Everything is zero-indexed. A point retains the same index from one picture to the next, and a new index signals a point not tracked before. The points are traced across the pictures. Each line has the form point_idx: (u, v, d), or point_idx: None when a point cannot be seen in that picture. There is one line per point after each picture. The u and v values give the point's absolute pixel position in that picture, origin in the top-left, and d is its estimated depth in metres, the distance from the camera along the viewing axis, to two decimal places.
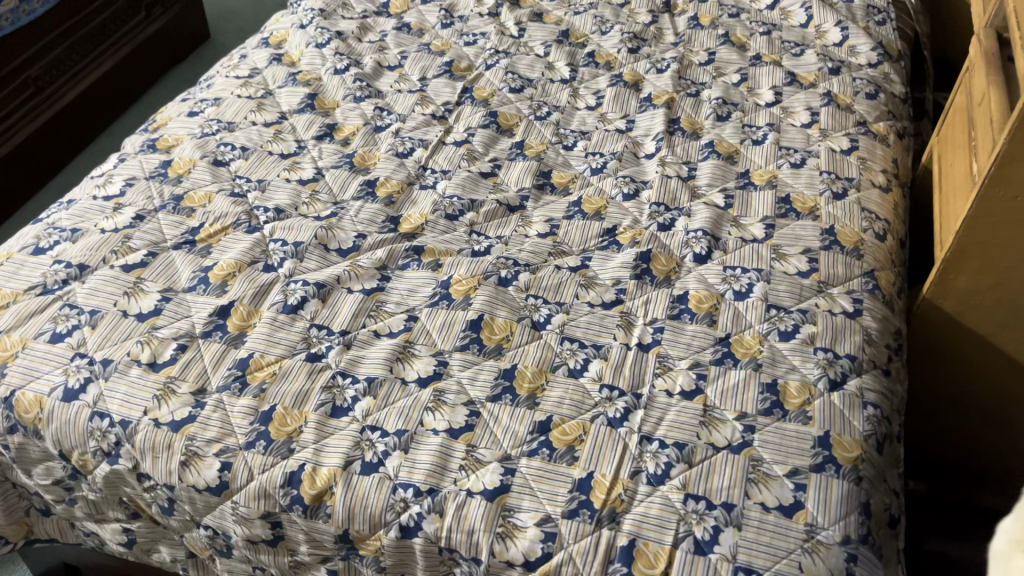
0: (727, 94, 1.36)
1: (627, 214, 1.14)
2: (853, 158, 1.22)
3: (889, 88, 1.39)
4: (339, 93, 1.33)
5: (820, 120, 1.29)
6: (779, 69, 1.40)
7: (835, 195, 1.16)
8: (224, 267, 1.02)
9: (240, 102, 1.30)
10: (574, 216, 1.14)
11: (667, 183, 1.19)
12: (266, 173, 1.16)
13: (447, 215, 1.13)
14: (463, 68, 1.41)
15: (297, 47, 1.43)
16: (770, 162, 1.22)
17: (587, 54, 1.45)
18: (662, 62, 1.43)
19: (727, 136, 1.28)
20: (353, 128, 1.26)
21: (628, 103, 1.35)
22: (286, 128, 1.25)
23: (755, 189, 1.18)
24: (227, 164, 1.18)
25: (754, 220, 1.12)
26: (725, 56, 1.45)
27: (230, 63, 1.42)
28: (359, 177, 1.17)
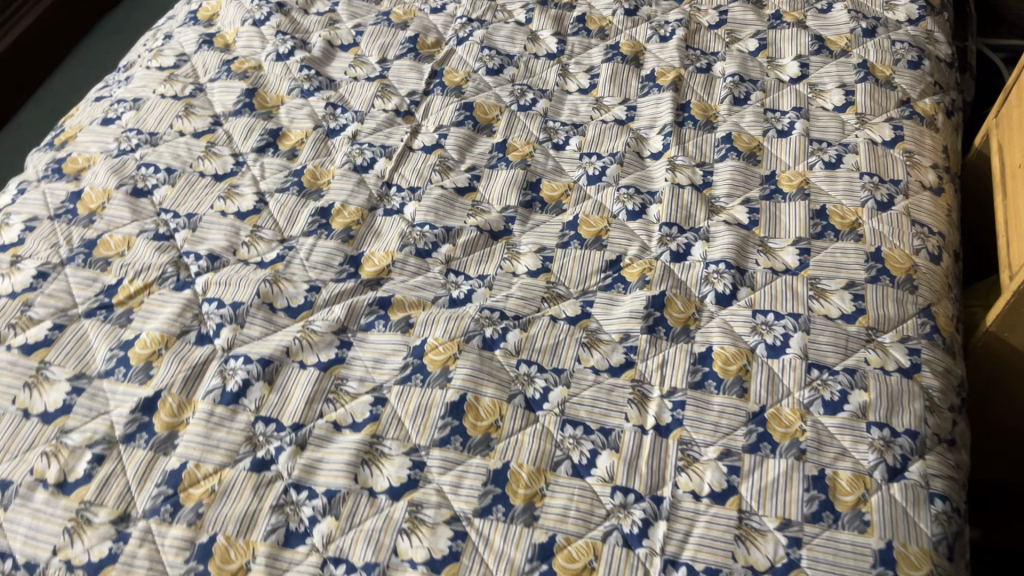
0: (744, 69, 1.15)
1: (633, 240, 0.96)
2: (899, 153, 1.03)
3: (933, 50, 1.18)
4: (283, 86, 1.11)
5: (856, 100, 1.09)
6: (804, 33, 1.19)
7: (879, 204, 0.97)
8: (147, 343, 0.83)
9: (164, 103, 1.08)
10: (570, 244, 0.96)
11: (679, 194, 0.99)
12: (197, 203, 0.96)
13: (418, 251, 0.94)
14: (430, 43, 1.19)
15: (230, 24, 1.19)
16: (800, 162, 1.03)
17: (576, 18, 1.23)
18: (665, 27, 1.21)
19: (746, 125, 1.08)
20: (301, 133, 1.06)
21: (628, 83, 1.14)
22: (220, 138, 1.04)
23: (783, 199, 0.99)
24: (149, 192, 0.98)
25: (785, 243, 0.94)
26: (738, 15, 1.23)
27: (153, 48, 1.20)
28: (310, 203, 0.97)
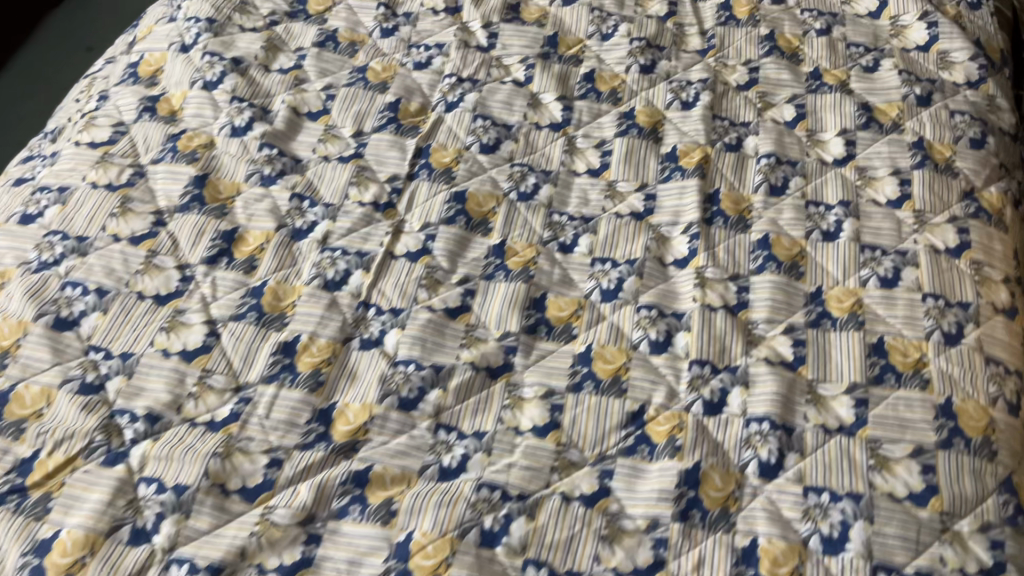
0: (781, 147, 0.98)
1: (658, 383, 0.80)
2: (965, 265, 0.88)
3: (996, 120, 1.02)
4: (240, 170, 0.94)
5: (913, 193, 0.93)
6: (848, 99, 1.02)
7: (946, 337, 0.82)
8: (68, 547, 0.67)
9: (95, 194, 0.90)
10: (583, 386, 0.80)
11: (710, 320, 0.84)
12: (134, 338, 0.80)
13: (401, 401, 0.78)
14: (414, 110, 1.01)
15: (177, 84, 1.01)
16: (851, 276, 0.87)
17: (584, 76, 1.06)
18: (687, 89, 1.04)
19: (785, 224, 0.92)
20: (261, 236, 0.89)
21: (645, 164, 0.98)
22: (163, 244, 0.87)
23: (833, 326, 0.84)
24: (75, 322, 0.81)
25: (838, 389, 0.79)
26: (772, 74, 1.06)
27: (85, 113, 1.01)
28: (271, 335, 0.81)
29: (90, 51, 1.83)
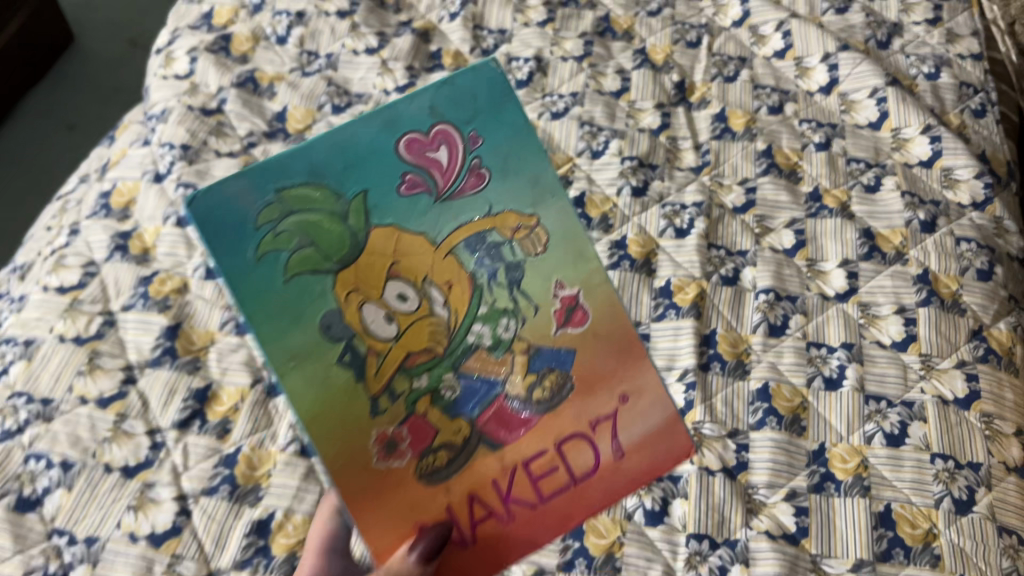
0: (780, 281, 0.94)
1: (653, 561, 0.76)
2: (975, 417, 0.84)
3: (1004, 244, 0.98)
4: (214, 317, 0.90)
5: (919, 334, 0.89)
6: (849, 225, 0.98)
7: (957, 504, 0.78)
8: None
9: (62, 349, 0.86)
10: (575, 565, 0.76)
11: (709, 484, 0.80)
12: (99, 519, 0.76)
13: None
14: None
15: (150, 219, 0.98)
16: (855, 432, 0.83)
17: (573, 200, 1.02)
18: (680, 214, 1.01)
19: (786, 370, 0.88)
20: (236, 393, 0.85)
21: (638, 299, 0.94)
22: (133, 406, 0.83)
23: (837, 491, 0.80)
24: (38, 502, 0.77)
25: (844, 567, 0.75)
26: (769, 195, 1.02)
27: (54, 248, 0.97)
28: (244, 511, 0.77)
29: (72, 129, 1.78)
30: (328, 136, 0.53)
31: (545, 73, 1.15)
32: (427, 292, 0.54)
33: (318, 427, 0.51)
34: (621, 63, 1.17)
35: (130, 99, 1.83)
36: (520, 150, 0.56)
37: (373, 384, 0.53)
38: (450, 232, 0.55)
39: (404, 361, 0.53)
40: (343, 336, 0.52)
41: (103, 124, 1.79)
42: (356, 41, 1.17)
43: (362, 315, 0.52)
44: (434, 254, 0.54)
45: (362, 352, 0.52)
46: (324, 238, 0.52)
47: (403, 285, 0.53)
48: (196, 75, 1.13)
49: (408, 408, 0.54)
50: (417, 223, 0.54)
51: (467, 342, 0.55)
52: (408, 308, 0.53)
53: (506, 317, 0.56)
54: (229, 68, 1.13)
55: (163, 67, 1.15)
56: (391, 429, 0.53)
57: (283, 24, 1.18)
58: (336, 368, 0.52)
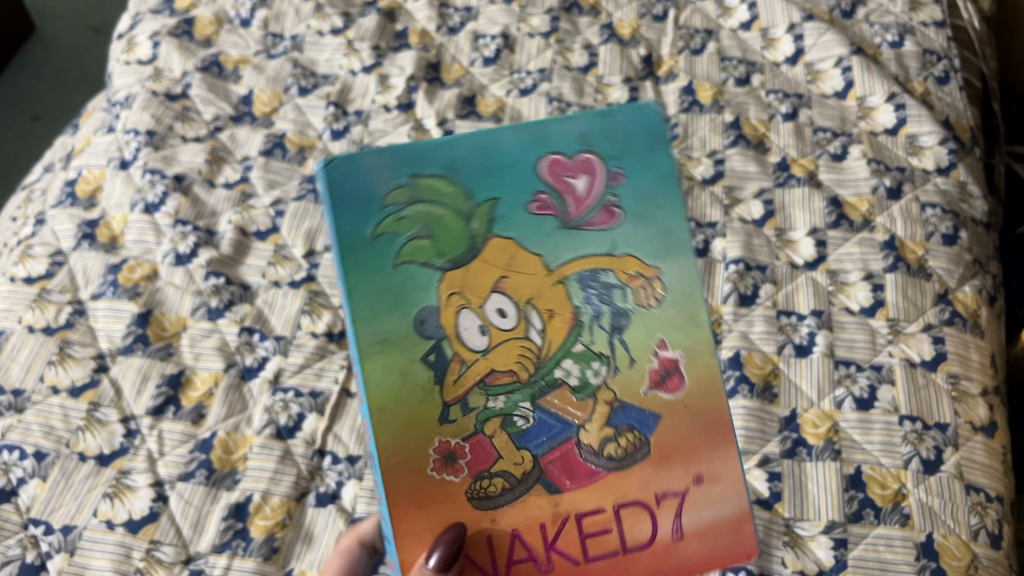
0: (749, 251, 0.95)
1: None
2: (941, 379, 0.85)
3: (968, 208, 1.00)
4: (185, 303, 0.89)
5: (887, 299, 0.90)
6: (816, 194, 1.00)
7: (925, 463, 0.79)
8: None
9: (32, 340, 0.86)
10: None
11: None
12: (75, 509, 0.76)
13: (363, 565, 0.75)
14: None
15: (117, 206, 0.97)
16: (825, 397, 0.84)
17: None
18: None
19: (756, 338, 0.89)
20: (210, 377, 0.84)
21: None
22: (105, 394, 0.82)
23: (809, 455, 0.81)
24: (13, 492, 0.77)
25: (816, 529, 0.77)
26: (738, 167, 1.03)
27: (20, 238, 0.96)
28: (221, 496, 0.77)
29: (36, 120, 1.75)
30: (481, 139, 0.59)
31: (512, 50, 1.14)
32: (527, 319, 0.57)
33: (388, 418, 0.55)
34: (588, 38, 1.16)
35: (95, 87, 1.80)
36: (653, 204, 0.59)
37: (450, 391, 0.56)
38: (566, 263, 0.58)
39: (486, 377, 0.56)
40: (433, 335, 0.56)
41: (68, 112, 1.76)
42: (321, 22, 1.16)
43: (458, 320, 0.56)
44: (545, 280, 0.58)
45: (447, 356, 0.56)
46: (443, 233, 0.57)
47: (505, 301, 0.57)
48: (159, 59, 1.12)
49: (477, 425, 0.56)
50: (537, 244, 0.58)
51: (554, 378, 0.57)
52: (505, 324, 0.57)
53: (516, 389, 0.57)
54: (193, 53, 1.12)
55: (125, 52, 1.14)
56: (453, 441, 0.55)
57: (245, 6, 1.17)
58: (419, 364, 0.55)
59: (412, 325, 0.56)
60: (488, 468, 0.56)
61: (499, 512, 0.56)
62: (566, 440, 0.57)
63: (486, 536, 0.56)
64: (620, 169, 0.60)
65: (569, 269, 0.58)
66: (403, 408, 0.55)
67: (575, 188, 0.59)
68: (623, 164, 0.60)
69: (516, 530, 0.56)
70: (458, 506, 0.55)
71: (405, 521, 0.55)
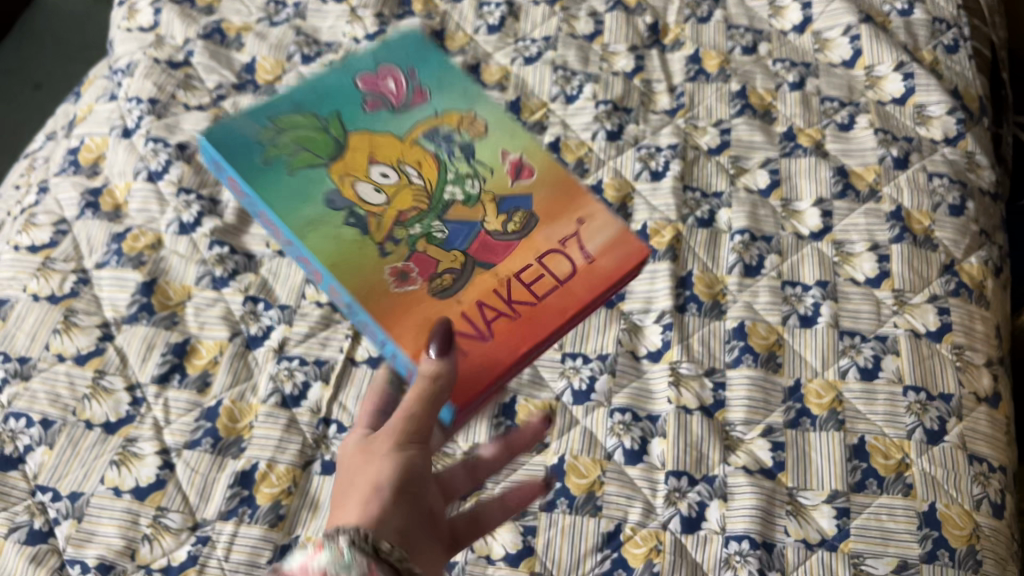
0: (755, 221, 0.95)
1: (634, 499, 0.77)
2: (946, 350, 0.85)
3: (975, 178, 0.99)
4: (190, 272, 0.89)
5: (892, 270, 0.90)
6: (823, 163, 0.99)
7: (929, 433, 0.80)
8: None
9: (36, 308, 0.86)
10: (556, 504, 0.77)
11: (686, 422, 0.81)
12: (83, 476, 0.76)
13: None
14: None
15: (121, 175, 0.97)
16: (830, 367, 0.84)
17: (548, 146, 1.02)
18: (656, 157, 1.00)
19: (761, 309, 0.89)
20: (214, 346, 0.84)
21: None
22: (111, 362, 0.83)
23: (813, 425, 0.81)
24: (20, 460, 0.77)
25: (819, 498, 0.77)
26: (744, 136, 1.02)
27: (24, 207, 0.96)
28: (227, 463, 0.77)
29: (38, 88, 1.74)
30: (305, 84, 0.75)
31: (517, 18, 1.13)
32: (402, 170, 0.70)
33: (341, 269, 0.64)
34: (594, 5, 1.15)
35: (97, 54, 1.78)
36: (451, 77, 0.77)
37: (376, 234, 0.66)
38: (409, 129, 0.73)
39: (398, 217, 0.67)
40: (341, 206, 0.67)
41: (70, 80, 1.74)
42: None
43: (356, 187, 0.68)
44: (400, 144, 0.71)
45: (362, 215, 0.67)
46: (312, 141, 0.71)
47: (382, 167, 0.70)
48: (161, 28, 1.11)
49: (409, 248, 0.65)
50: (382, 125, 0.73)
51: (446, 198, 0.69)
52: (389, 181, 0.69)
53: (424, 219, 0.67)
54: (195, 21, 1.11)
55: (127, 20, 1.13)
56: (400, 263, 0.64)
57: None
58: (343, 226, 0.66)
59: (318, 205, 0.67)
60: (435, 269, 0.65)
61: (459, 293, 0.64)
62: (477, 233, 0.67)
63: (457, 329, 0.62)
64: (414, 70, 0.77)
65: (433, 132, 0.73)
66: (352, 271, 0.64)
67: (393, 91, 0.75)
68: (412, 62, 0.78)
69: (476, 302, 0.64)
70: (423, 306, 0.63)
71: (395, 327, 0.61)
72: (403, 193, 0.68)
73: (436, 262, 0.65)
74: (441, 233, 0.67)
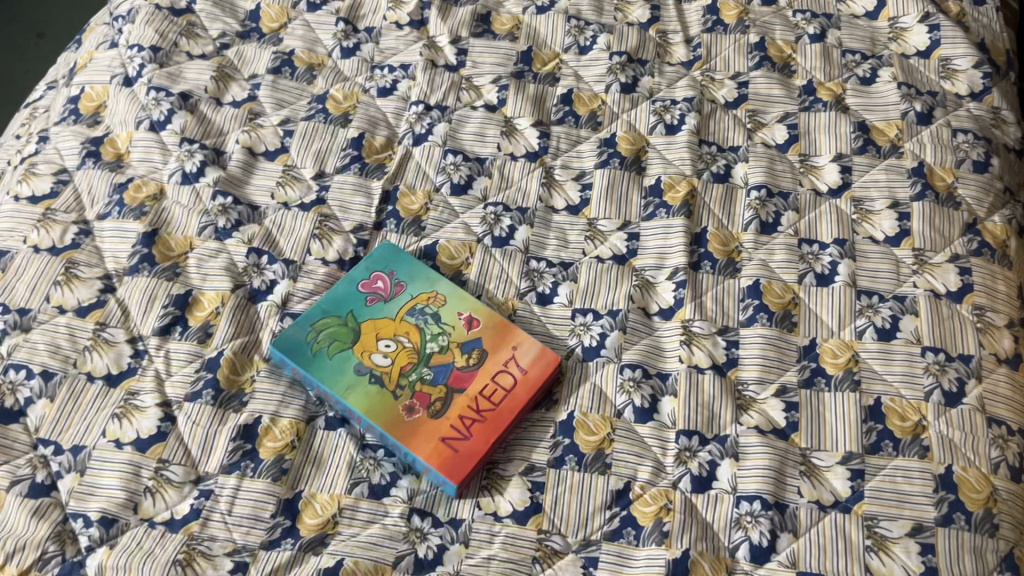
0: (772, 177, 0.92)
1: (643, 458, 0.76)
2: (967, 311, 0.83)
3: (1001, 134, 0.96)
4: (192, 223, 0.87)
5: (913, 228, 0.88)
6: (843, 118, 0.96)
7: (947, 395, 0.78)
8: None
9: (37, 259, 0.84)
10: (564, 462, 0.75)
11: (698, 381, 0.79)
12: (85, 429, 0.75)
13: (372, 488, 0.74)
14: (379, 145, 0.95)
15: (122, 124, 0.95)
16: (846, 327, 0.82)
17: (560, 98, 0.99)
18: (671, 110, 0.98)
19: (777, 267, 0.87)
20: (216, 297, 0.83)
21: (628, 198, 0.91)
22: (112, 314, 0.81)
23: (828, 385, 0.79)
24: (21, 413, 0.76)
25: (833, 459, 0.75)
26: (762, 89, 0.99)
27: (24, 156, 0.94)
28: (229, 417, 0.76)
29: (41, 37, 1.70)
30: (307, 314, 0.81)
31: None
32: (400, 340, 0.80)
33: (376, 415, 0.75)
34: None
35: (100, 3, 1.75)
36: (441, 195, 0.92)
37: (390, 382, 0.77)
38: (404, 291, 0.83)
39: (388, 334, 0.80)
40: (362, 371, 0.77)
41: (73, 29, 1.71)
42: None
43: (372, 345, 0.79)
44: (401, 311, 0.82)
45: (373, 368, 0.78)
46: (324, 324, 0.80)
47: (381, 311, 0.82)
48: None
49: (415, 390, 0.77)
50: (370, 292, 0.82)
51: (436, 337, 0.80)
52: (389, 320, 0.81)
53: (432, 346, 0.80)
54: None
55: None
56: (410, 402, 0.76)
57: None
58: (363, 383, 0.77)
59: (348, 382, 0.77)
60: (439, 412, 0.76)
61: (450, 414, 0.76)
62: (450, 370, 0.78)
63: (447, 437, 0.74)
64: (393, 269, 0.84)
65: (416, 286, 0.83)
66: (381, 416, 0.75)
67: (384, 287, 0.83)
68: (390, 266, 0.84)
69: (459, 418, 0.75)
70: (428, 433, 0.74)
71: (412, 440, 0.74)
72: (388, 333, 0.80)
73: (429, 395, 0.76)
74: (437, 375, 0.78)
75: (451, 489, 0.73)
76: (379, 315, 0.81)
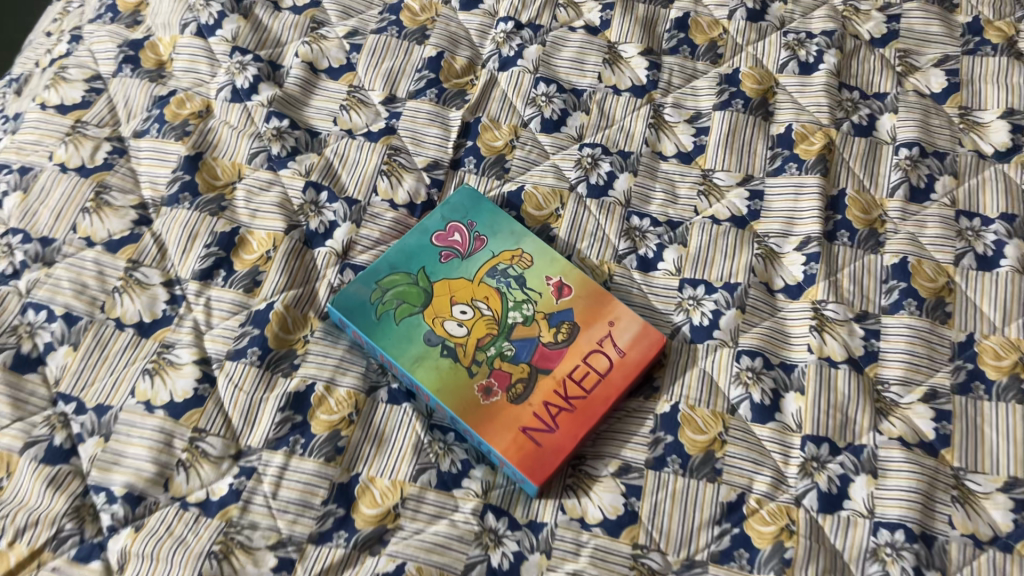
0: (927, 133, 0.77)
1: (762, 466, 0.63)
2: None
3: None
4: (241, 149, 0.75)
5: None
6: (1015, 66, 0.80)
7: None
8: None
9: (63, 179, 0.72)
10: (666, 463, 0.63)
11: (830, 377, 0.66)
12: (111, 386, 0.64)
13: (440, 478, 0.63)
14: (460, 68, 0.81)
15: (166, 27, 0.82)
16: (1011, 322, 0.69)
17: (674, 24, 0.84)
18: (806, 44, 0.82)
19: (929, 243, 0.72)
20: (267, 239, 0.71)
21: (752, 148, 0.77)
22: (147, 251, 0.70)
23: (988, 393, 0.66)
24: (40, 361, 0.65)
25: (992, 485, 0.62)
26: (916, 26, 0.83)
27: (52, 56, 0.81)
28: (277, 383, 0.65)
29: None
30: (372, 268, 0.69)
31: None
32: (478, 306, 0.68)
33: (447, 395, 0.63)
34: None
35: None
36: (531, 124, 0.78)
37: (464, 356, 0.65)
38: (483, 245, 0.71)
39: (465, 297, 0.68)
40: (432, 340, 0.66)
41: None
42: None
43: (445, 308, 0.67)
44: (479, 270, 0.69)
45: (445, 336, 0.66)
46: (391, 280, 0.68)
47: (456, 268, 0.69)
48: None
49: (492, 368, 0.65)
50: (444, 247, 0.70)
51: (519, 304, 0.68)
52: (465, 280, 0.69)
53: (514, 316, 0.67)
54: None
55: None
56: (487, 380, 0.64)
57: None
58: (434, 354, 0.65)
59: (417, 351, 0.65)
60: (520, 395, 0.64)
61: (535, 399, 0.64)
62: (535, 346, 0.66)
63: (530, 427, 0.63)
64: (473, 221, 0.72)
65: (497, 243, 0.71)
66: (454, 396, 0.63)
67: (461, 241, 0.71)
68: (469, 216, 0.72)
69: (544, 405, 0.64)
70: (507, 420, 0.63)
71: (489, 428, 0.62)
72: (463, 296, 0.68)
73: (511, 373, 0.65)
74: (519, 351, 0.66)
75: (532, 490, 0.61)
76: (454, 275, 0.69)
